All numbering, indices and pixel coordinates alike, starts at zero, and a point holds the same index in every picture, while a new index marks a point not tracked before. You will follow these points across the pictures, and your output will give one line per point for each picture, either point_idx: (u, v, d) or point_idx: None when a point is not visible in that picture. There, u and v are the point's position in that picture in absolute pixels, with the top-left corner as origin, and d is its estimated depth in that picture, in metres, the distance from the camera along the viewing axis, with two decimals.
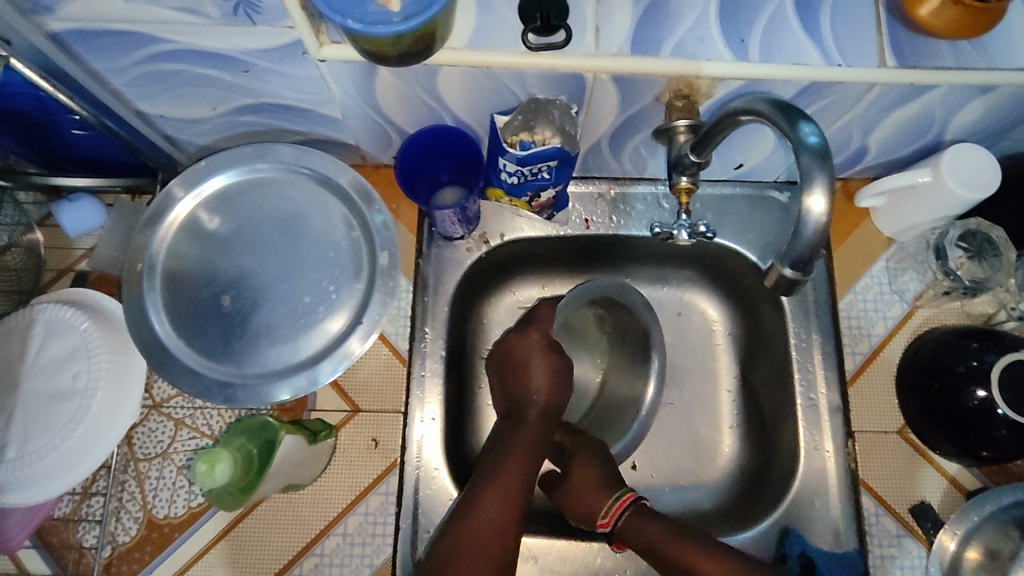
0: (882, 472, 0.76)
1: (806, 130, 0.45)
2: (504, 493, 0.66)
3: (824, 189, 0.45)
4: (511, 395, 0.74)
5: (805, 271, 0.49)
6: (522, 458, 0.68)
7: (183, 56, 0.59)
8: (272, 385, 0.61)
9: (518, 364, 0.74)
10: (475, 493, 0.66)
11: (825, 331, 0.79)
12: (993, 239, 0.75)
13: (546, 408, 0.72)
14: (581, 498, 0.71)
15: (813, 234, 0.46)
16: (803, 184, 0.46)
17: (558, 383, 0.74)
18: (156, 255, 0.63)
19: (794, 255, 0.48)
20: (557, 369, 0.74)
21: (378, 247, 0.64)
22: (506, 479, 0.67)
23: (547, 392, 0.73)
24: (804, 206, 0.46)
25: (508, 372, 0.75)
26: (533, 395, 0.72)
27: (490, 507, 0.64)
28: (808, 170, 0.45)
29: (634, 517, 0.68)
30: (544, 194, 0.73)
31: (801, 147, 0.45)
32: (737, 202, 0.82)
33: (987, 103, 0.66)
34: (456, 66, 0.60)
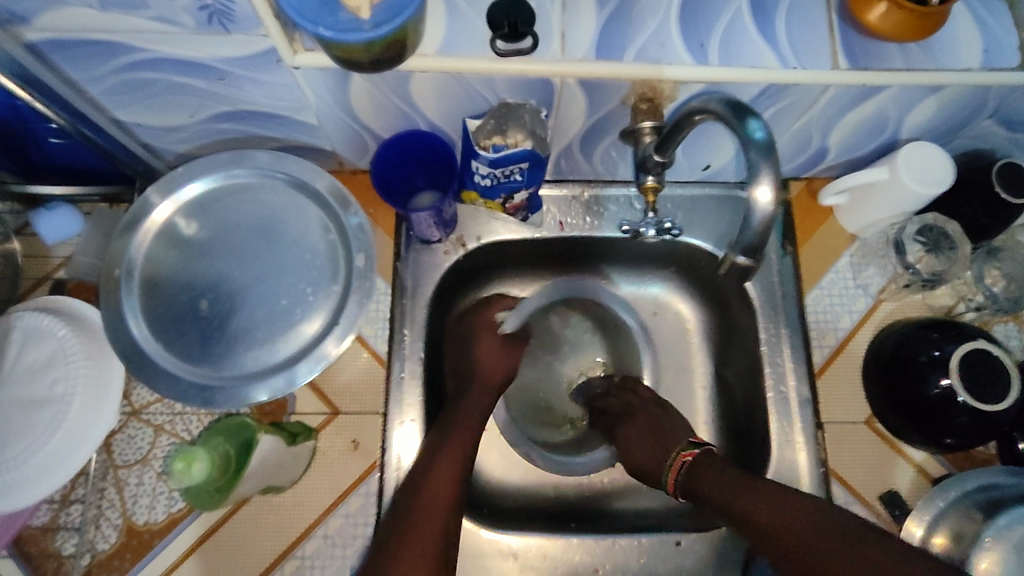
0: (851, 463, 0.78)
1: (753, 126, 0.48)
2: (449, 472, 0.68)
3: (769, 181, 0.47)
4: (459, 369, 0.79)
5: (758, 258, 0.51)
6: (462, 437, 0.71)
7: (159, 64, 0.60)
8: (250, 387, 0.61)
9: (461, 341, 0.81)
10: (424, 467, 0.68)
11: (793, 325, 0.81)
12: (948, 233, 0.80)
13: (490, 380, 0.78)
14: (637, 459, 0.78)
15: (761, 224, 0.48)
16: (752, 177, 0.48)
17: (507, 356, 0.80)
18: (134, 261, 0.64)
19: (746, 243, 0.50)
20: (503, 348, 0.80)
21: (354, 249, 0.66)
22: (450, 451, 0.69)
23: (495, 368, 0.79)
24: (754, 197, 0.48)
25: (458, 346, 0.81)
26: (478, 367, 0.78)
27: (442, 472, 0.67)
28: (754, 164, 0.47)
29: (701, 473, 0.71)
30: (518, 196, 0.75)
31: (748, 142, 0.48)
32: (707, 202, 0.84)
33: (937, 103, 0.69)
34: (427, 72, 0.62)
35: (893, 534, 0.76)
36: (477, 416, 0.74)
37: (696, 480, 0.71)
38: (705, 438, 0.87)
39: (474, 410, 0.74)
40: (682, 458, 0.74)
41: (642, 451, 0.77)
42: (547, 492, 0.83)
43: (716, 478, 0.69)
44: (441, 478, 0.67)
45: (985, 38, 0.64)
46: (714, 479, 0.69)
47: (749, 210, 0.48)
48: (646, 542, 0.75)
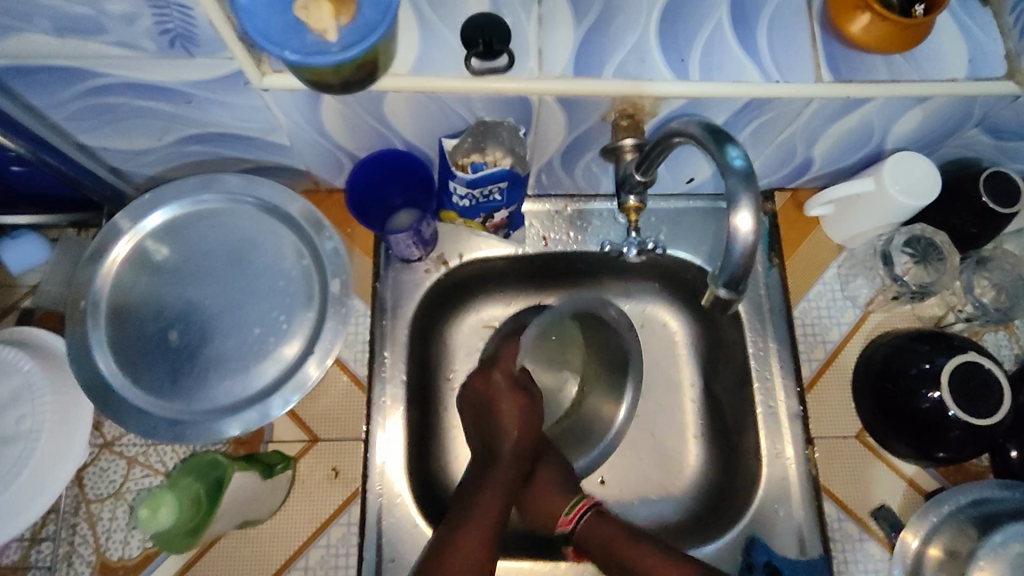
0: (843, 478, 0.77)
1: (732, 153, 0.47)
2: (480, 528, 0.66)
3: (749, 209, 0.46)
4: (484, 428, 0.74)
5: (739, 291, 0.49)
6: (494, 499, 0.69)
7: (122, 89, 0.58)
8: (222, 420, 0.59)
9: (485, 406, 0.75)
10: (446, 545, 0.65)
11: (782, 338, 0.80)
12: (936, 243, 0.78)
13: (516, 448, 0.72)
14: (543, 501, 0.74)
15: (740, 252, 0.46)
16: (730, 205, 0.47)
17: (532, 415, 0.74)
18: (100, 291, 0.62)
19: (728, 274, 0.49)
20: (529, 408, 0.74)
21: (329, 274, 0.64)
22: (482, 518, 0.67)
23: (519, 434, 0.72)
24: (734, 226, 0.47)
25: (481, 413, 0.75)
26: (503, 434, 0.72)
27: (467, 553, 0.64)
28: (733, 190, 0.46)
29: (599, 519, 0.71)
30: (498, 215, 0.73)
31: (727, 170, 0.47)
32: (691, 215, 0.83)
33: (923, 113, 0.68)
34: (401, 92, 0.60)
35: (887, 551, 0.74)
36: (512, 481, 0.71)
37: (600, 528, 0.71)
38: (695, 454, 0.85)
39: (508, 476, 0.71)
40: (584, 506, 0.72)
41: (552, 498, 0.74)
42: None
43: (610, 531, 0.70)
44: (464, 559, 0.64)
45: (969, 48, 0.63)
46: (603, 534, 0.70)
47: (729, 237, 0.47)
48: None
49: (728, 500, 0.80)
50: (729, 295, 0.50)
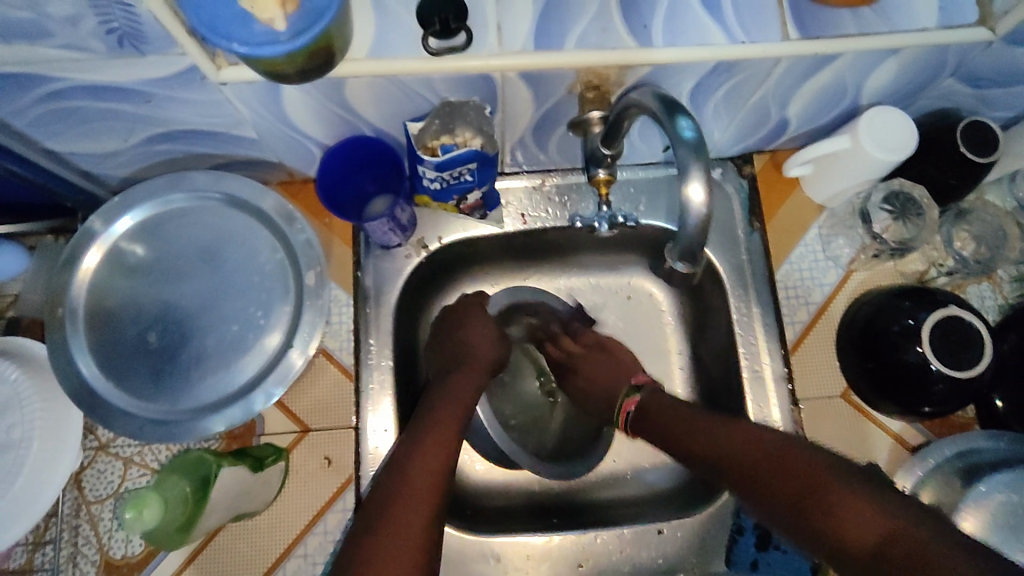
0: (831, 437, 0.77)
1: (683, 124, 0.46)
2: (439, 446, 0.66)
3: (699, 182, 0.46)
4: (449, 349, 0.77)
5: (693, 259, 0.50)
6: (456, 416, 0.70)
7: (81, 92, 0.57)
8: (206, 418, 0.60)
9: (454, 326, 0.78)
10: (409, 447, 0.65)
11: (765, 302, 0.80)
12: (915, 198, 0.77)
13: (478, 361, 0.76)
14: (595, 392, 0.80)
15: (695, 222, 0.46)
16: (682, 175, 0.46)
17: (497, 338, 0.79)
18: (77, 298, 0.62)
19: (683, 248, 0.49)
20: (495, 342, 0.78)
21: (303, 265, 0.64)
22: (442, 428, 0.67)
23: (486, 347, 0.77)
24: (688, 196, 0.47)
25: (446, 331, 0.79)
26: (469, 349, 0.76)
27: (430, 460, 0.64)
28: (684, 162, 0.46)
29: (651, 405, 0.73)
30: (470, 197, 0.73)
31: (677, 142, 0.46)
32: (670, 183, 0.83)
33: (895, 66, 0.66)
34: (361, 77, 0.59)
35: None
36: (467, 405, 0.72)
37: (647, 424, 0.73)
38: None
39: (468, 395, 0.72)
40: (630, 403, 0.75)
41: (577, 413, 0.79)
42: (533, 486, 0.83)
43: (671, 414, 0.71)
44: (430, 465, 0.64)
45: None
46: (671, 415, 0.71)
47: (683, 209, 0.47)
48: (627, 534, 0.74)
49: None
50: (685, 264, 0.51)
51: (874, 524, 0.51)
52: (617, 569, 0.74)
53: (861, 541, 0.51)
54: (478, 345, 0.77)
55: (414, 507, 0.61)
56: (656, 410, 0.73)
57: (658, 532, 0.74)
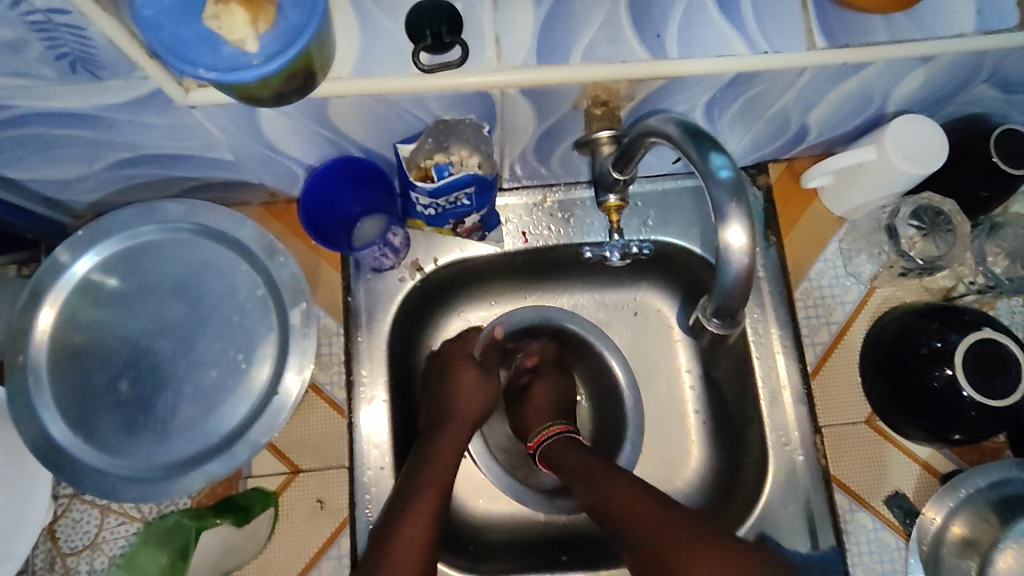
0: (856, 466, 0.73)
1: (717, 160, 0.43)
2: (427, 506, 0.63)
3: (741, 222, 0.43)
4: (436, 394, 0.74)
5: (736, 318, 0.49)
6: (445, 468, 0.66)
7: (33, 119, 0.52)
8: (185, 474, 0.55)
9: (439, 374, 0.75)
10: (393, 513, 0.62)
11: (784, 323, 0.75)
12: (944, 212, 0.72)
13: (468, 409, 0.73)
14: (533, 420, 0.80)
15: (739, 268, 0.43)
16: (719, 217, 0.44)
17: (485, 379, 0.76)
18: (40, 343, 0.57)
19: (721, 306, 0.48)
20: (482, 383, 0.75)
21: (287, 302, 0.59)
22: (429, 485, 0.64)
23: (473, 392, 0.74)
24: (725, 241, 0.44)
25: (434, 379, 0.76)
26: (453, 396, 0.73)
27: (416, 525, 0.61)
28: (721, 203, 0.43)
29: (565, 450, 0.72)
30: (469, 219, 0.67)
31: (711, 180, 0.43)
32: (681, 196, 0.78)
33: (928, 73, 0.61)
34: (345, 97, 0.53)
35: (902, 539, 0.71)
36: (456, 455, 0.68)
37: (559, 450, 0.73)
38: (699, 446, 0.82)
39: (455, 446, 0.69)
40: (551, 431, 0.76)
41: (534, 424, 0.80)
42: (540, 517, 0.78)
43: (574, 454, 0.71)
44: (416, 531, 0.61)
45: None
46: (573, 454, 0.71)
47: (721, 254, 0.44)
48: None
49: (735, 494, 0.76)
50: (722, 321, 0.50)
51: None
52: None
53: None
54: (464, 392, 0.73)
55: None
56: (568, 457, 0.71)
57: None
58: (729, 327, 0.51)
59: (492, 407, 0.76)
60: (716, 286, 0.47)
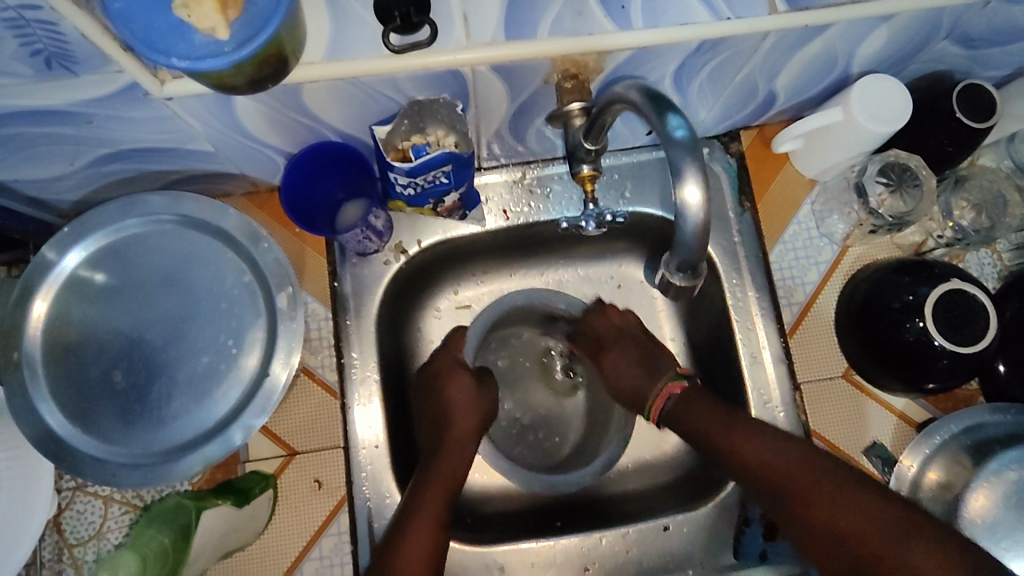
0: (834, 420, 0.75)
1: (673, 120, 0.47)
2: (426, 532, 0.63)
3: (695, 182, 0.47)
4: (435, 407, 0.73)
5: (694, 274, 0.54)
6: (439, 498, 0.66)
7: (12, 118, 0.52)
8: (183, 459, 0.57)
9: (433, 383, 0.74)
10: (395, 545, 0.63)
11: (761, 285, 0.77)
12: (911, 167, 0.74)
13: (464, 427, 0.72)
14: (619, 377, 0.75)
15: (693, 225, 0.48)
16: (677, 177, 0.47)
17: (478, 393, 0.74)
18: (33, 339, 0.58)
19: (681, 261, 0.53)
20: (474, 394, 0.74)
21: (274, 287, 0.60)
22: (426, 519, 0.64)
23: (466, 408, 0.73)
24: (683, 198, 0.48)
25: (427, 390, 0.75)
26: (448, 409, 0.72)
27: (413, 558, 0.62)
28: (677, 162, 0.47)
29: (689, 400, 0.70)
30: (449, 198, 0.68)
31: (670, 140, 0.47)
32: (657, 166, 0.79)
33: (889, 32, 0.62)
34: (318, 82, 0.54)
35: None
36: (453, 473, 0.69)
37: (685, 407, 0.69)
38: None
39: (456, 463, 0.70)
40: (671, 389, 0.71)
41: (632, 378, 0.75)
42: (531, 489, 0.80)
43: (698, 410, 0.68)
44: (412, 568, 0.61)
45: None
46: (698, 412, 0.68)
47: (679, 211, 0.48)
48: (633, 533, 0.73)
49: None
50: (683, 277, 0.55)
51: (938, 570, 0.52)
52: (625, 570, 0.72)
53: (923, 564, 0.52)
54: (461, 407, 0.73)
55: None
56: (702, 412, 0.68)
57: (665, 528, 0.73)
58: (688, 282, 0.55)
59: (491, 412, 0.75)
60: (678, 240, 0.51)
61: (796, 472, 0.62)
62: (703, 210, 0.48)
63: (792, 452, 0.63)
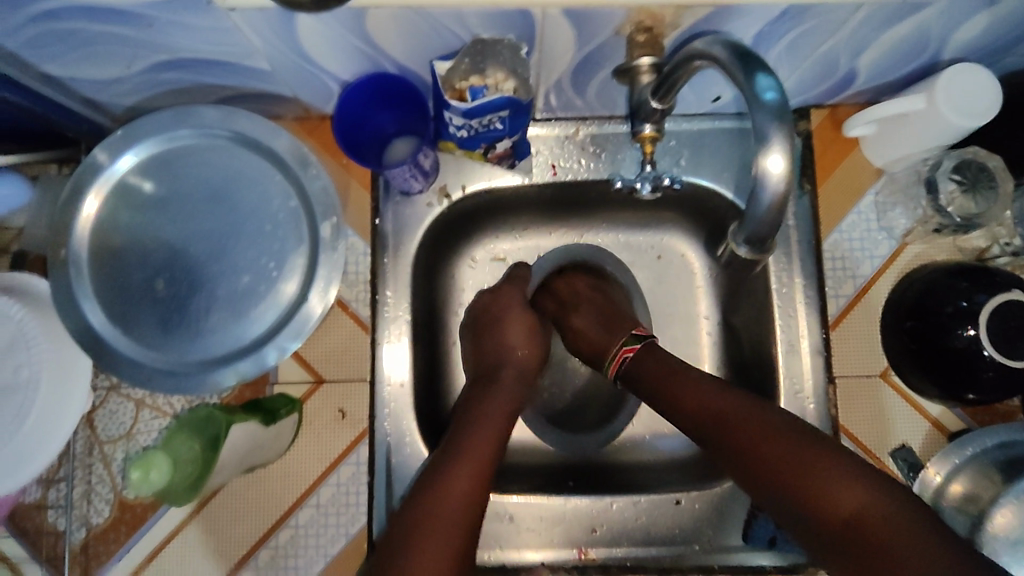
0: (865, 418, 0.74)
1: (762, 83, 0.45)
2: (478, 460, 0.62)
3: (781, 150, 0.46)
4: (489, 350, 0.74)
5: (765, 248, 0.54)
6: (490, 434, 0.65)
7: (76, 13, 0.52)
8: (218, 371, 0.58)
9: (491, 322, 0.76)
10: (443, 468, 0.60)
11: (809, 273, 0.75)
12: (989, 168, 0.71)
13: (521, 365, 0.74)
14: (591, 340, 0.78)
15: (772, 196, 0.48)
16: (762, 141, 0.47)
17: (536, 333, 0.77)
18: (81, 238, 0.59)
19: (752, 232, 0.52)
20: (534, 334, 0.77)
21: (319, 215, 0.60)
22: (482, 448, 0.63)
23: (525, 348, 0.75)
24: (764, 166, 0.48)
25: (482, 332, 0.76)
26: (509, 350, 0.74)
27: (464, 481, 0.59)
28: (765, 127, 0.46)
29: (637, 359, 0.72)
30: (500, 145, 0.67)
31: (758, 104, 0.45)
32: (717, 137, 0.76)
33: (991, 17, 0.58)
34: (384, 8, 0.53)
35: None
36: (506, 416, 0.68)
37: (642, 364, 0.71)
38: None
39: (508, 405, 0.69)
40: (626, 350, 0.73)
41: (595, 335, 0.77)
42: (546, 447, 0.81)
43: (653, 361, 0.70)
44: (464, 488, 0.59)
45: None
46: (653, 363, 0.70)
47: (759, 178, 0.48)
48: (644, 501, 0.73)
49: None
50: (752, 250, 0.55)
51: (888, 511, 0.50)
52: (631, 537, 0.72)
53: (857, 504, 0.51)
54: (521, 345, 0.75)
55: (437, 550, 0.55)
56: (648, 369, 0.70)
57: (676, 502, 0.73)
58: (755, 254, 0.56)
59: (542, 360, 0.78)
60: (750, 209, 0.51)
61: (751, 424, 0.60)
62: (783, 180, 0.47)
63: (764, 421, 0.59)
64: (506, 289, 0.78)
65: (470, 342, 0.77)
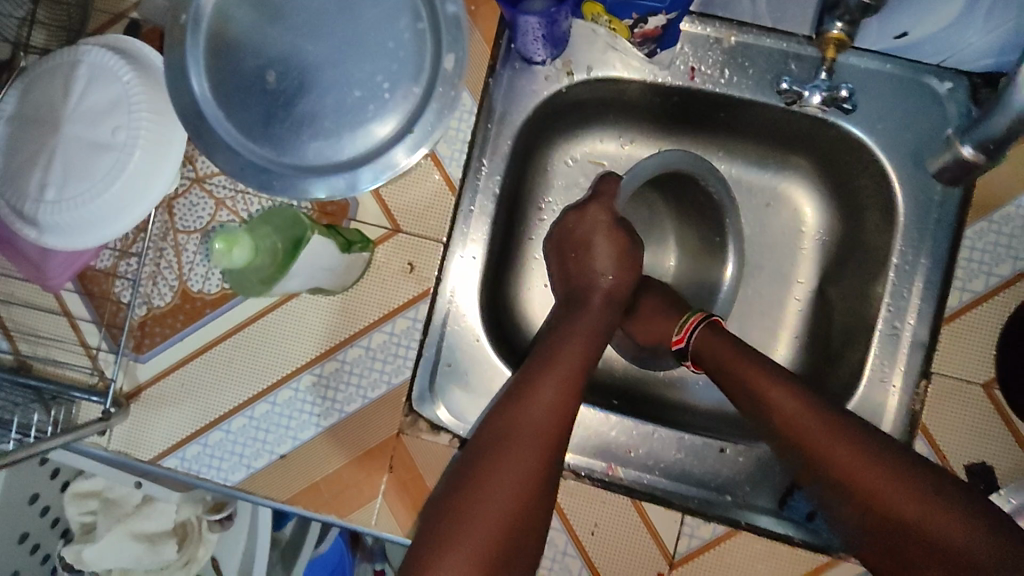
0: (953, 424, 0.65)
1: None
2: (562, 377, 0.58)
3: None
4: (580, 277, 0.69)
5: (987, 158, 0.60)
6: (579, 351, 0.61)
7: None
8: (309, 180, 0.56)
9: (579, 242, 0.70)
10: (529, 381, 0.58)
11: (938, 256, 0.67)
12: None
13: (610, 290, 0.68)
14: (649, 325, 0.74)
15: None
16: None
17: (626, 257, 0.70)
18: (203, 7, 0.57)
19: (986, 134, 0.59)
20: (625, 260, 0.70)
21: (444, 46, 0.56)
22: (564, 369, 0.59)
23: (612, 274, 0.69)
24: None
25: (570, 254, 0.70)
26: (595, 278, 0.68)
27: (549, 398, 0.56)
28: None
29: (710, 335, 0.68)
30: (652, 20, 0.62)
31: None
32: (883, 82, 0.68)
33: None
34: None
35: None
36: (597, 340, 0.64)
37: (709, 342, 0.68)
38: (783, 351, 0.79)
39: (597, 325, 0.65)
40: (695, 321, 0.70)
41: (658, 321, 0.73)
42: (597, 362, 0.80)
43: (721, 346, 0.67)
44: (549, 405, 0.56)
45: None
46: (720, 347, 0.66)
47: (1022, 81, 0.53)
48: (687, 440, 0.70)
49: None
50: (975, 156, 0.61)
51: (986, 542, 0.49)
52: (664, 470, 0.70)
53: (966, 543, 0.49)
54: (612, 267, 0.69)
55: (523, 463, 0.53)
56: (717, 350, 0.67)
57: (720, 451, 0.70)
58: (976, 164, 0.62)
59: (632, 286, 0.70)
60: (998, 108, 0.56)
61: (821, 434, 0.57)
62: None
63: (839, 425, 0.57)
64: (596, 208, 0.71)
65: (555, 262, 0.72)
